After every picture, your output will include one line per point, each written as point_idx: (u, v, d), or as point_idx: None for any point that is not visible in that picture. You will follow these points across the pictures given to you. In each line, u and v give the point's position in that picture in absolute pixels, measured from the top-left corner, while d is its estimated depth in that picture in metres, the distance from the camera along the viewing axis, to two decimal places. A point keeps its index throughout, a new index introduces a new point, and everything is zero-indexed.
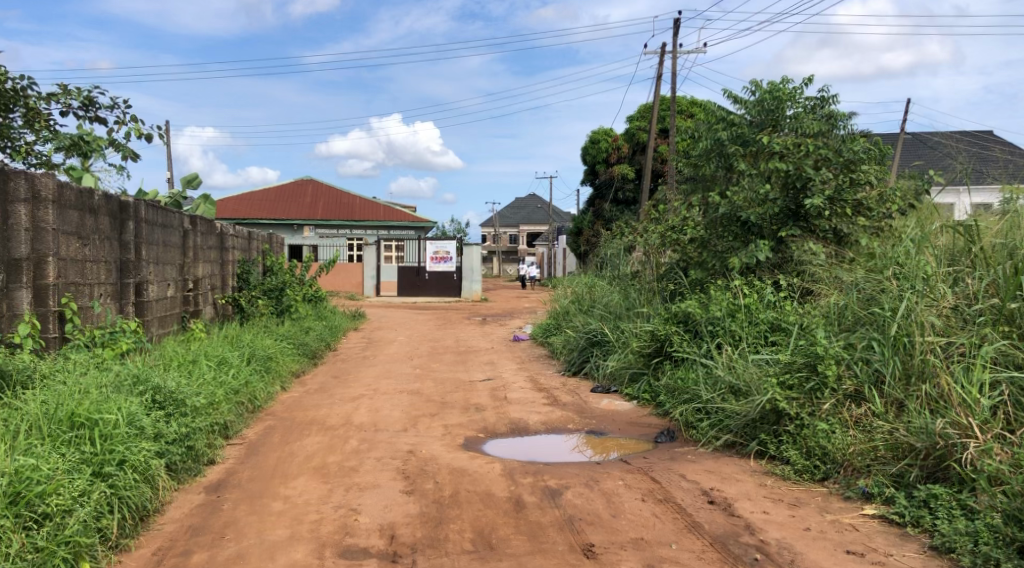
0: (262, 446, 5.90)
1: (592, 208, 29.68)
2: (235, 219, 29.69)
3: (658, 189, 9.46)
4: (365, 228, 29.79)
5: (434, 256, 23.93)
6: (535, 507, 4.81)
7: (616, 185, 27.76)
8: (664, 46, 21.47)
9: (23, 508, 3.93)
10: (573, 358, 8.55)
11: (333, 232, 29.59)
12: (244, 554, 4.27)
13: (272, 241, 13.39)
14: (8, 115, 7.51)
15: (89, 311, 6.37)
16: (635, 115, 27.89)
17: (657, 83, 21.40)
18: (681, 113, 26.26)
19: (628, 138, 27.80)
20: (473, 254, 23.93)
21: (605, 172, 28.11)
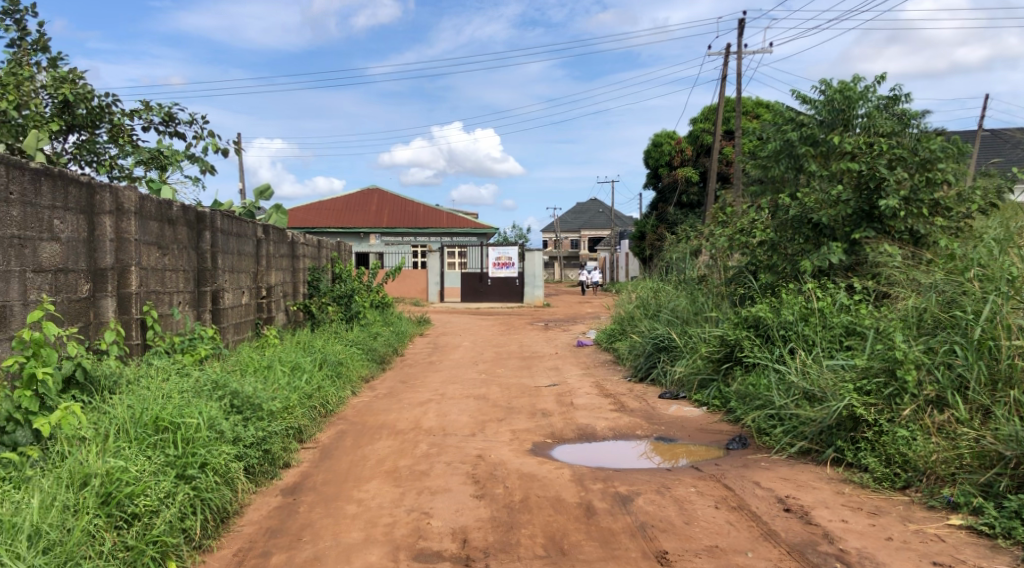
0: (335, 450, 6.00)
1: (655, 212, 29.52)
2: (302, 228, 30.53)
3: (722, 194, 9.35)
4: (428, 236, 30.17)
5: (495, 263, 23.93)
6: (606, 513, 4.78)
7: (680, 189, 27.55)
8: (729, 46, 21.28)
9: (114, 508, 4.11)
10: (640, 363, 8.49)
11: (396, 240, 30.08)
12: (321, 556, 4.36)
13: (342, 249, 13.73)
14: (95, 131, 7.83)
15: (170, 318, 6.62)
16: (699, 118, 27.59)
17: (721, 84, 21.24)
18: (747, 114, 25.91)
19: (692, 140, 27.55)
20: (533, 258, 23.95)
21: (669, 176, 27.95)
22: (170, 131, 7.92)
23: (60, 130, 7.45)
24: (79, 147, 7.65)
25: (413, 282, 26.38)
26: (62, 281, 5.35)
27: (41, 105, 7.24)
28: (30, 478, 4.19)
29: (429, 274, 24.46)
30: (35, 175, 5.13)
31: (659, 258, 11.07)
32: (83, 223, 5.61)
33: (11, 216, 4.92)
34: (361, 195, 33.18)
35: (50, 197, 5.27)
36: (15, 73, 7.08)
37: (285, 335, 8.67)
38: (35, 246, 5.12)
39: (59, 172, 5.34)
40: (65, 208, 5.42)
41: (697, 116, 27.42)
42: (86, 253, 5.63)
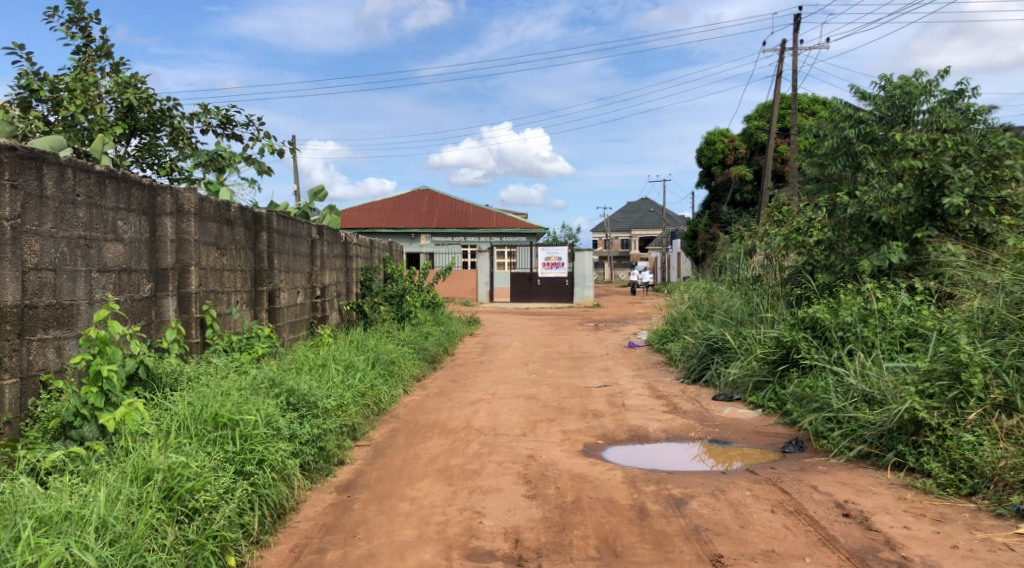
0: (388, 448, 6.06)
1: (707, 211, 29.18)
2: (353, 229, 31.02)
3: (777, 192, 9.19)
4: (477, 236, 30.34)
5: (547, 263, 23.94)
6: (660, 515, 4.74)
7: (733, 187, 27.04)
8: (785, 43, 20.93)
9: (176, 503, 4.22)
10: (693, 365, 8.38)
11: (447, 240, 30.30)
12: (375, 554, 4.40)
13: (394, 249, 13.90)
14: (156, 134, 8.04)
15: (227, 317, 6.80)
16: (753, 115, 27.17)
17: (777, 81, 20.90)
18: (802, 111, 25.42)
19: (745, 139, 27.14)
20: (582, 259, 23.73)
21: (722, 174, 27.63)
22: (228, 133, 8.10)
23: (123, 134, 7.67)
24: (142, 150, 7.87)
25: (462, 283, 26.56)
26: (126, 281, 5.53)
27: (105, 110, 7.45)
28: (96, 471, 4.31)
29: (480, 274, 24.69)
30: (100, 177, 5.30)
31: (712, 258, 10.93)
32: (146, 224, 5.77)
33: (78, 218, 5.10)
34: (413, 195, 33.56)
35: (114, 200, 5.44)
36: (82, 78, 7.32)
37: (340, 334, 8.80)
38: (100, 247, 5.30)
39: (123, 174, 5.51)
40: (129, 210, 5.59)
41: (751, 113, 27.01)
42: (148, 254, 5.79)
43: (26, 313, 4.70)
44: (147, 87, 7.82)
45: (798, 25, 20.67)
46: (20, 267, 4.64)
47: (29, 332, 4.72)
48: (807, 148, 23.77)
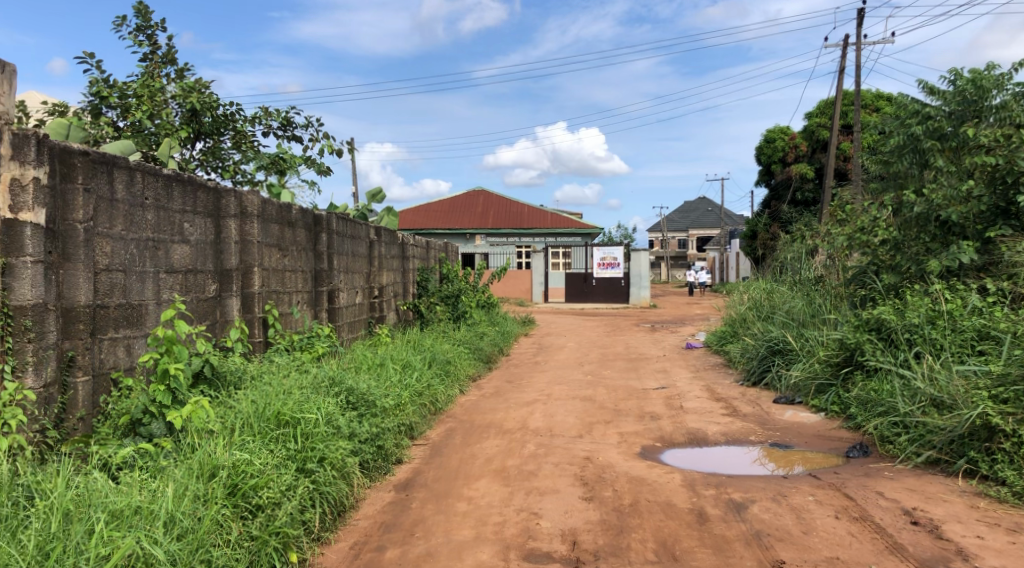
0: (445, 447, 6.10)
1: (767, 211, 28.67)
2: (407, 230, 31.46)
3: (840, 191, 8.97)
4: (535, 236, 30.26)
5: (602, 263, 23.76)
6: (720, 520, 4.66)
7: (794, 186, 26.52)
8: (848, 38, 20.46)
9: (240, 499, 4.32)
10: (752, 367, 8.24)
11: (503, 240, 30.43)
12: (433, 553, 4.43)
13: (450, 250, 14.03)
14: (220, 137, 8.26)
15: (288, 317, 6.95)
16: (815, 112, 26.58)
17: (840, 77, 20.41)
18: (866, 108, 24.78)
19: (807, 136, 26.52)
20: (638, 258, 23.54)
21: (782, 173, 27.11)
22: (288, 136, 8.26)
23: (189, 138, 7.89)
24: (207, 153, 8.09)
25: (517, 282, 26.66)
26: (192, 282, 5.70)
27: (172, 115, 7.68)
28: (164, 467, 4.42)
29: (535, 275, 24.82)
30: (167, 181, 5.45)
31: (773, 258, 10.71)
32: (211, 226, 5.92)
33: (146, 220, 5.26)
34: (466, 196, 33.82)
35: (180, 202, 5.59)
36: (149, 85, 7.55)
37: (397, 334, 8.91)
38: (167, 248, 5.46)
39: (188, 178, 5.66)
40: (195, 212, 5.75)
41: (813, 110, 26.44)
42: (213, 255, 5.94)
43: (98, 312, 4.88)
44: (211, 92, 8.04)
45: (863, 19, 20.14)
46: (92, 268, 4.82)
47: (101, 331, 4.90)
48: (870, 145, 23.19)
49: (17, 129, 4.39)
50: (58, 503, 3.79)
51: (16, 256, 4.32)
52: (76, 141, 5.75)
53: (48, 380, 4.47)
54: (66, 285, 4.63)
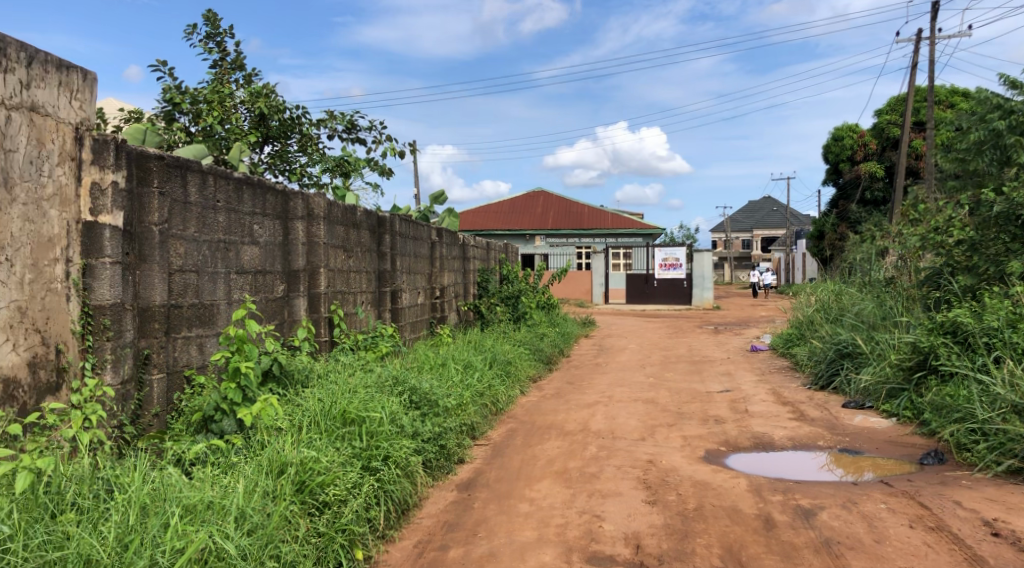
0: (507, 448, 6.12)
1: (835, 210, 28.01)
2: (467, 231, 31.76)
3: (913, 189, 8.69)
4: (591, 237, 30.30)
5: (662, 264, 23.60)
6: (787, 526, 4.56)
7: (864, 185, 25.90)
8: (920, 33, 19.85)
9: (308, 496, 4.42)
10: (820, 371, 8.04)
11: (563, 240, 30.37)
12: (496, 553, 4.44)
13: (511, 251, 14.09)
14: (287, 141, 8.45)
15: (353, 317, 7.07)
16: (886, 109, 25.82)
17: (912, 72, 19.79)
18: (940, 104, 24.00)
19: (877, 133, 25.80)
20: (702, 260, 23.10)
21: (850, 172, 26.30)
22: (352, 139, 8.40)
23: (257, 142, 8.10)
24: (274, 157, 8.30)
25: (577, 283, 26.61)
26: (262, 283, 5.89)
27: (241, 120, 7.90)
28: (235, 463, 4.53)
29: (596, 275, 24.77)
30: (238, 185, 5.61)
31: (841, 259, 10.44)
32: (279, 228, 6.08)
33: (218, 222, 5.42)
34: (523, 198, 33.96)
35: (250, 205, 5.75)
36: (218, 90, 7.81)
37: (459, 334, 8.98)
38: (238, 249, 5.62)
39: (257, 181, 5.80)
40: (264, 214, 5.91)
41: (884, 107, 25.71)
42: (281, 256, 6.11)
43: (172, 312, 5.03)
44: (278, 97, 8.23)
45: (937, 12, 19.49)
46: (167, 268, 4.98)
47: (174, 330, 5.07)
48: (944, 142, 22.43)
49: (97, 135, 4.57)
50: (136, 497, 3.91)
51: (96, 257, 4.49)
52: (152, 146, 5.95)
53: (125, 376, 4.63)
54: (142, 285, 4.79)
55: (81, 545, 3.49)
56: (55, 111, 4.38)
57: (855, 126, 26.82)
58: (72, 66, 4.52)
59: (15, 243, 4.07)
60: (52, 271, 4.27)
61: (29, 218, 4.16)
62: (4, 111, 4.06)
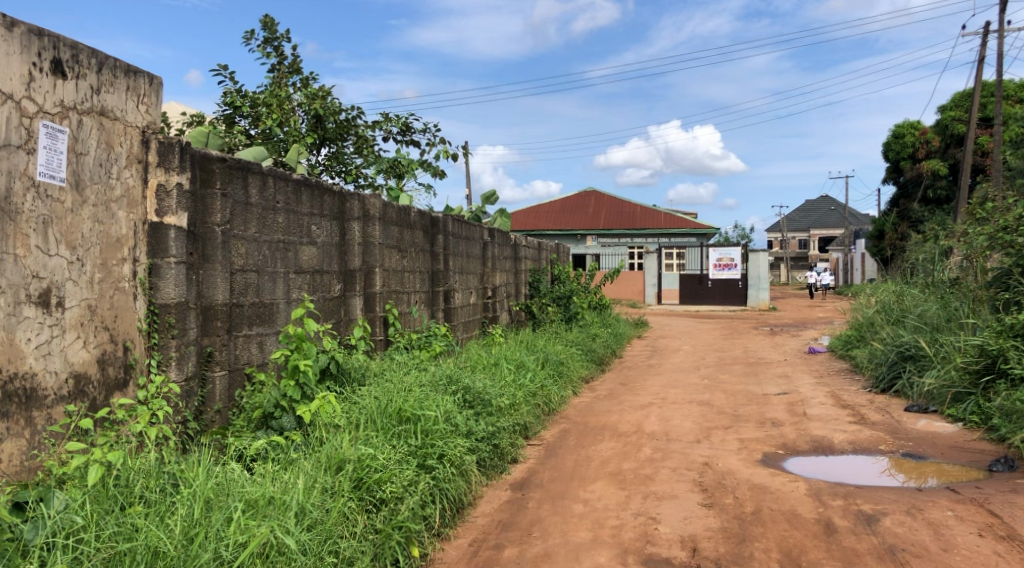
0: (560, 448, 6.11)
1: (896, 209, 27.39)
2: (520, 232, 32.00)
3: (981, 187, 8.42)
4: (647, 237, 29.99)
5: (717, 264, 23.29)
6: (849, 532, 4.45)
7: (926, 184, 25.25)
8: (987, 26, 19.25)
9: (366, 493, 4.46)
10: (881, 374, 7.86)
11: (615, 241, 30.16)
12: (551, 553, 4.44)
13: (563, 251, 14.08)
14: (343, 142, 8.57)
15: (408, 316, 7.14)
16: (949, 106, 25.10)
17: (979, 67, 19.20)
18: (1008, 99, 23.25)
19: (940, 130, 25.13)
20: (757, 262, 22.63)
21: (912, 170, 25.82)
22: (407, 140, 8.48)
23: (314, 144, 8.23)
24: (331, 159, 8.43)
25: (628, 283, 26.51)
26: (320, 282, 5.99)
27: (298, 122, 8.05)
28: (295, 459, 4.60)
29: (648, 275, 24.54)
30: (297, 186, 5.72)
31: (903, 259, 10.17)
32: (336, 229, 6.19)
33: (277, 223, 5.53)
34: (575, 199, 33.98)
35: (308, 206, 5.86)
36: (276, 94, 7.97)
37: (511, 334, 9.00)
38: (296, 250, 5.73)
39: (316, 182, 5.91)
40: (322, 215, 6.02)
41: (948, 104, 25.03)
42: (338, 256, 6.22)
43: (233, 310, 5.15)
44: (334, 101, 8.36)
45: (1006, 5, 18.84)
46: (229, 268, 5.10)
47: (236, 329, 5.18)
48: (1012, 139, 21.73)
49: (162, 138, 4.70)
50: (200, 491, 3.99)
51: (162, 257, 4.61)
52: (215, 149, 6.09)
53: (189, 374, 4.75)
54: (206, 285, 4.90)
55: (150, 537, 3.54)
56: (123, 115, 4.49)
57: (917, 124, 26.18)
58: (139, 71, 4.64)
59: (86, 243, 4.19)
60: (120, 271, 4.38)
61: (98, 219, 4.28)
62: (75, 116, 4.18)
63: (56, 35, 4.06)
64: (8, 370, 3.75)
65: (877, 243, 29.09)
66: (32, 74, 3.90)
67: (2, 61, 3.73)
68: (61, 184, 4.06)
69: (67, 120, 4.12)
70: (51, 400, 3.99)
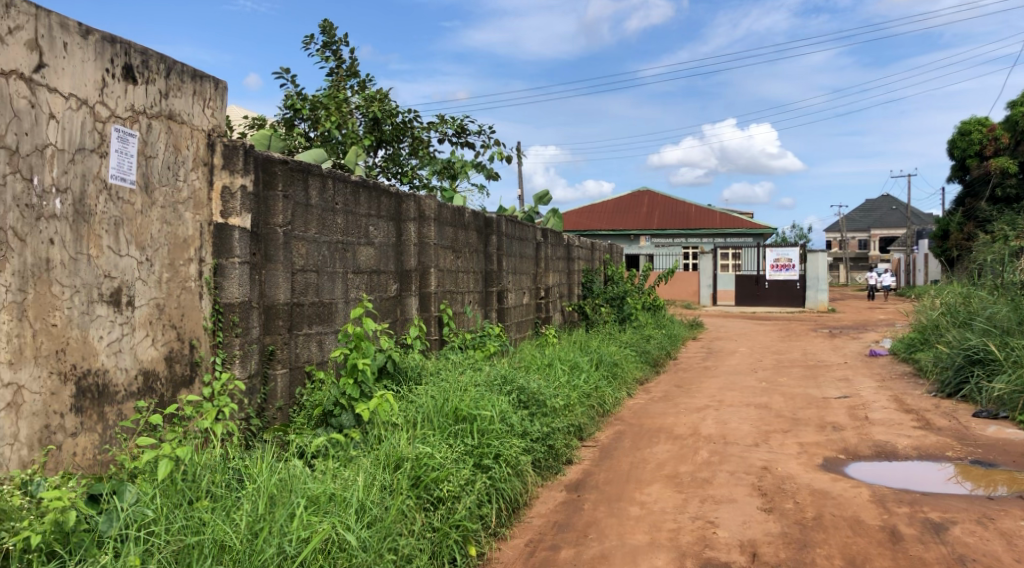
0: (615, 450, 6.08)
1: (961, 208, 26.62)
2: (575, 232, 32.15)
3: None
4: (703, 237, 29.84)
5: (774, 264, 22.96)
6: (916, 540, 4.34)
7: (993, 182, 24.34)
8: None
9: (424, 491, 4.49)
10: (947, 378, 7.64)
11: (671, 241, 29.86)
12: (608, 555, 4.42)
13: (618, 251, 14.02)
14: (399, 144, 8.67)
15: (461, 316, 7.20)
16: (1017, 102, 24.29)
17: None
18: None
19: (1009, 127, 24.34)
20: (817, 262, 22.31)
21: (979, 168, 25.09)
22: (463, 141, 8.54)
23: (372, 145, 8.35)
24: (387, 161, 8.54)
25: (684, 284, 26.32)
26: (377, 282, 6.11)
27: (356, 124, 8.17)
28: (354, 457, 4.65)
29: (705, 276, 24.64)
30: (355, 187, 5.81)
31: (970, 260, 9.88)
32: (393, 230, 6.29)
33: (337, 224, 5.62)
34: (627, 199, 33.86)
35: (366, 207, 5.95)
36: (335, 96, 8.10)
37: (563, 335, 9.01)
38: (354, 250, 5.82)
39: (373, 184, 6.00)
40: (379, 216, 6.11)
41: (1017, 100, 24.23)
42: (394, 257, 6.33)
43: (294, 310, 5.24)
44: (391, 103, 8.46)
45: None
46: (291, 268, 5.19)
47: (297, 328, 5.28)
48: None
49: (227, 142, 4.81)
50: (265, 487, 4.06)
51: (226, 257, 4.71)
52: (277, 151, 6.22)
53: (252, 371, 4.84)
54: (268, 285, 5.00)
55: (217, 531, 3.59)
56: (190, 119, 4.61)
57: (985, 120, 25.45)
58: (206, 75, 4.76)
59: (154, 244, 4.31)
60: (187, 270, 4.51)
61: (166, 220, 4.40)
62: (145, 120, 4.29)
63: (128, 41, 4.18)
64: (82, 367, 3.87)
65: (940, 244, 28.29)
66: (105, 79, 4.02)
67: (77, 68, 3.86)
68: (131, 186, 4.18)
69: (137, 124, 4.24)
70: (121, 396, 4.11)
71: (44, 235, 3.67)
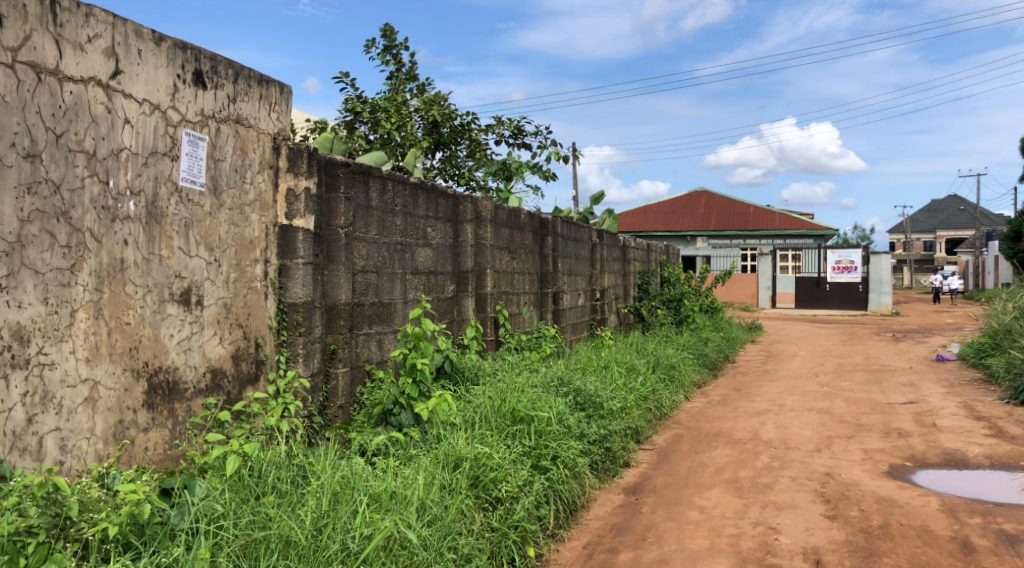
0: (673, 454, 6.03)
1: None
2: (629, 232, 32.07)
3: None
4: (761, 237, 29.42)
5: (837, 266, 22.54)
6: (989, 552, 4.21)
7: None
8: None
9: (482, 491, 4.52)
10: (1021, 385, 7.33)
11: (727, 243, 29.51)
12: (668, 559, 4.39)
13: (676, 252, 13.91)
14: (456, 146, 8.74)
15: (517, 317, 7.23)
16: None
17: None
18: None
19: None
20: (880, 262, 21.91)
21: None
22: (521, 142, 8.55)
23: (430, 147, 8.43)
24: (445, 163, 8.62)
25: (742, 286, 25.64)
26: (435, 283, 6.16)
27: (415, 127, 8.27)
28: (414, 456, 4.69)
29: (762, 279, 24.38)
30: (414, 190, 5.87)
31: None
32: (450, 231, 6.35)
33: (396, 225, 5.69)
34: (680, 199, 33.57)
35: (424, 209, 6.01)
36: (395, 100, 8.22)
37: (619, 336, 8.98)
38: (413, 251, 5.89)
39: (432, 185, 6.07)
40: (436, 218, 6.17)
41: None
42: (451, 258, 6.38)
43: (355, 310, 5.33)
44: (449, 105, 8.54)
45: None
46: (352, 268, 5.27)
47: (357, 328, 5.36)
48: None
49: (292, 145, 4.89)
50: (328, 484, 4.11)
51: (291, 258, 4.81)
52: (339, 152, 6.35)
53: (315, 370, 4.92)
54: (330, 285, 5.08)
55: (282, 527, 3.64)
56: (256, 123, 4.72)
57: None
58: (271, 80, 4.87)
59: (222, 244, 4.42)
60: (253, 271, 4.62)
61: (234, 222, 4.51)
62: (214, 124, 4.40)
63: (198, 48, 4.29)
64: (154, 364, 3.98)
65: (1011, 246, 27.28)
66: (177, 85, 4.13)
67: (151, 74, 3.97)
68: (201, 188, 4.29)
69: (206, 128, 4.35)
70: (190, 393, 4.23)
71: (119, 236, 3.78)
